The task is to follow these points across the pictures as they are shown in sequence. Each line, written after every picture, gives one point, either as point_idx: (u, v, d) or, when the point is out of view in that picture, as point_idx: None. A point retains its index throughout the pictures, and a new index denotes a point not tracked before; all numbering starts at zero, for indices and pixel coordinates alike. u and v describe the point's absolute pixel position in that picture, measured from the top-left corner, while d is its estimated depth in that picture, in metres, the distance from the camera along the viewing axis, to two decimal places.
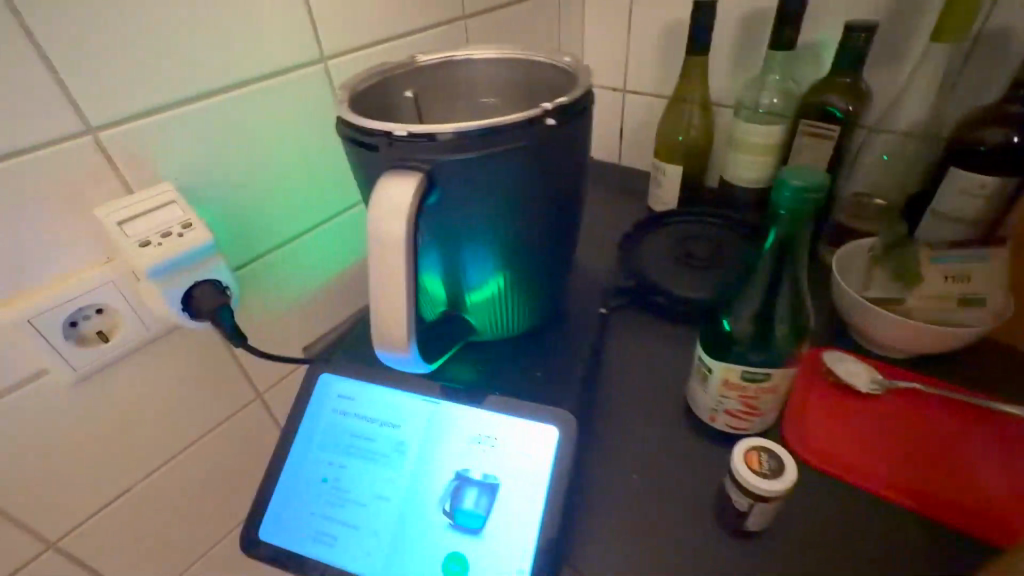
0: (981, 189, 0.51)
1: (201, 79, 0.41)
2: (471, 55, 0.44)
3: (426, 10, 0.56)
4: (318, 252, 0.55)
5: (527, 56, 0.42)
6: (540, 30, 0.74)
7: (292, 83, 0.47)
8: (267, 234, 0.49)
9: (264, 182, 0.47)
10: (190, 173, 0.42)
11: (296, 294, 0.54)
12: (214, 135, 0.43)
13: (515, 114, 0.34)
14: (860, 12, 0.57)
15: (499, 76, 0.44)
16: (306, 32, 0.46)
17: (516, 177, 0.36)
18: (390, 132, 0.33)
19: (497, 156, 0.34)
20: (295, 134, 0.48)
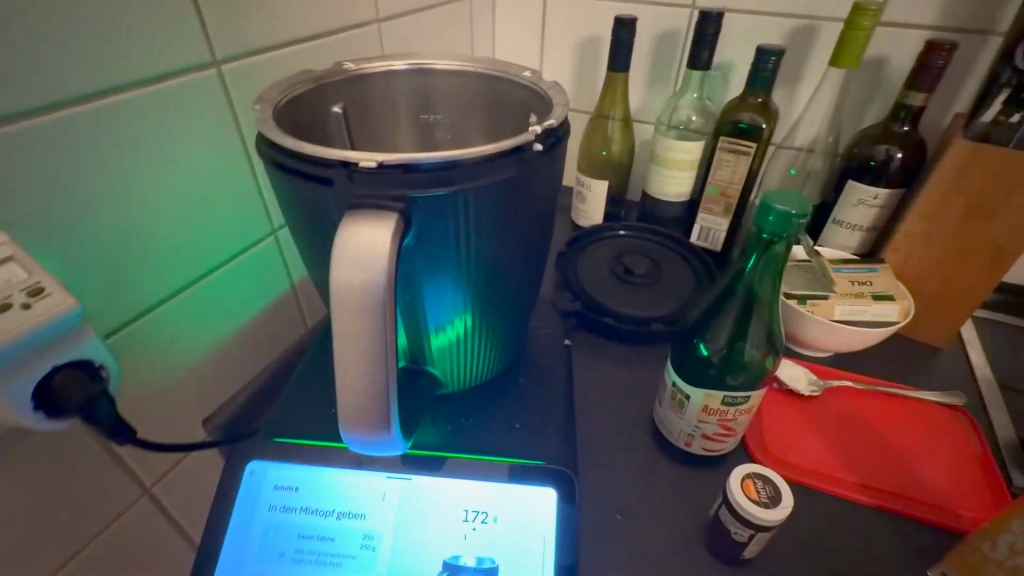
0: (874, 200, 0.57)
1: (47, 86, 0.29)
2: (413, 66, 0.37)
3: (337, 10, 0.48)
4: (221, 303, 0.44)
5: (482, 70, 0.37)
6: (454, 38, 0.68)
7: (176, 94, 0.36)
8: (151, 287, 0.38)
9: (144, 219, 0.36)
10: (33, 215, 0.30)
11: (194, 357, 0.43)
12: (68, 161, 0.31)
13: (501, 140, 0.29)
14: (764, 38, 0.62)
15: (447, 89, 0.39)
16: (193, 28, 0.36)
17: (500, 212, 0.31)
18: (351, 163, 0.26)
19: (484, 189, 0.29)
20: (184, 157, 0.38)
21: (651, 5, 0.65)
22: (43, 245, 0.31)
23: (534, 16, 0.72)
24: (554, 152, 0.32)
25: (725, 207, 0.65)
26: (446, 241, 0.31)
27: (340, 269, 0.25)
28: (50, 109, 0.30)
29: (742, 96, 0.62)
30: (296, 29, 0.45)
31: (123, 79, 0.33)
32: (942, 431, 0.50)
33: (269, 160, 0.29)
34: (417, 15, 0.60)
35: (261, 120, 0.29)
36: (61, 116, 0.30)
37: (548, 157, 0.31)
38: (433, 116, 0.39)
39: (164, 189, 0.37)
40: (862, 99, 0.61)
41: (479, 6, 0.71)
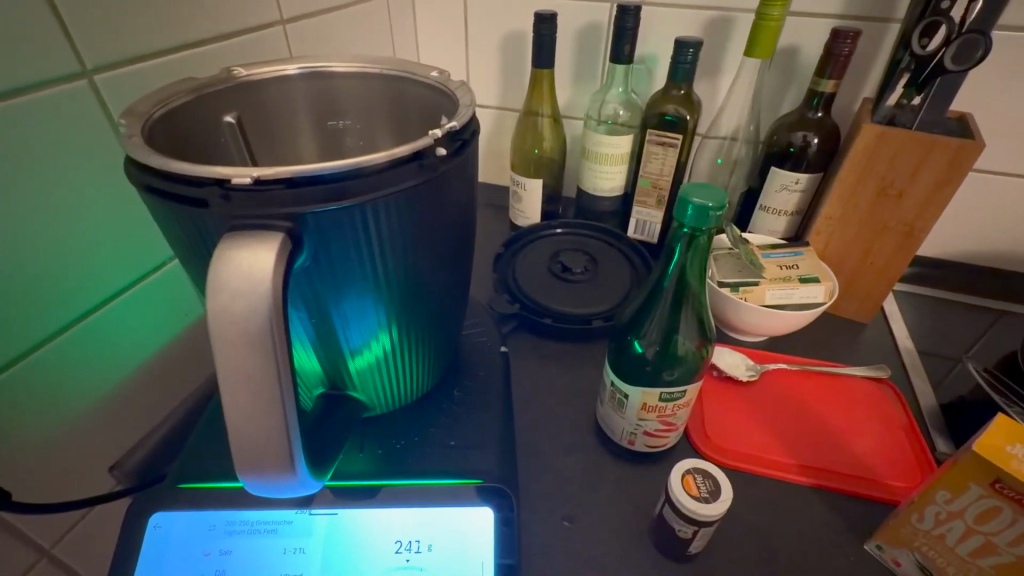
0: (796, 185, 0.60)
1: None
2: (312, 68, 0.35)
3: (232, 11, 0.45)
4: (120, 336, 0.40)
5: (386, 70, 0.35)
6: (374, 38, 0.66)
7: (40, 108, 0.32)
8: (25, 328, 0.34)
9: (11, 255, 0.32)
10: None
11: (89, 399, 0.38)
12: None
13: (398, 146, 0.27)
14: (682, 30, 0.63)
15: (352, 93, 0.36)
16: (54, 35, 0.32)
17: (405, 223, 0.29)
18: (225, 180, 0.24)
19: (384, 200, 0.27)
20: (56, 180, 0.34)
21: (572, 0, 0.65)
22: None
23: (456, 13, 0.70)
24: (462, 157, 0.30)
25: (657, 199, 0.66)
26: (349, 258, 0.28)
27: (221, 299, 0.22)
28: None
29: (665, 89, 0.62)
30: (183, 33, 0.41)
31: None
32: (873, 406, 0.52)
33: (137, 181, 0.26)
34: (328, 14, 0.57)
35: (127, 134, 0.26)
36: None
37: (455, 162, 0.30)
38: (340, 121, 0.37)
39: (32, 220, 0.33)
40: (779, 87, 0.63)
41: (398, 5, 0.69)
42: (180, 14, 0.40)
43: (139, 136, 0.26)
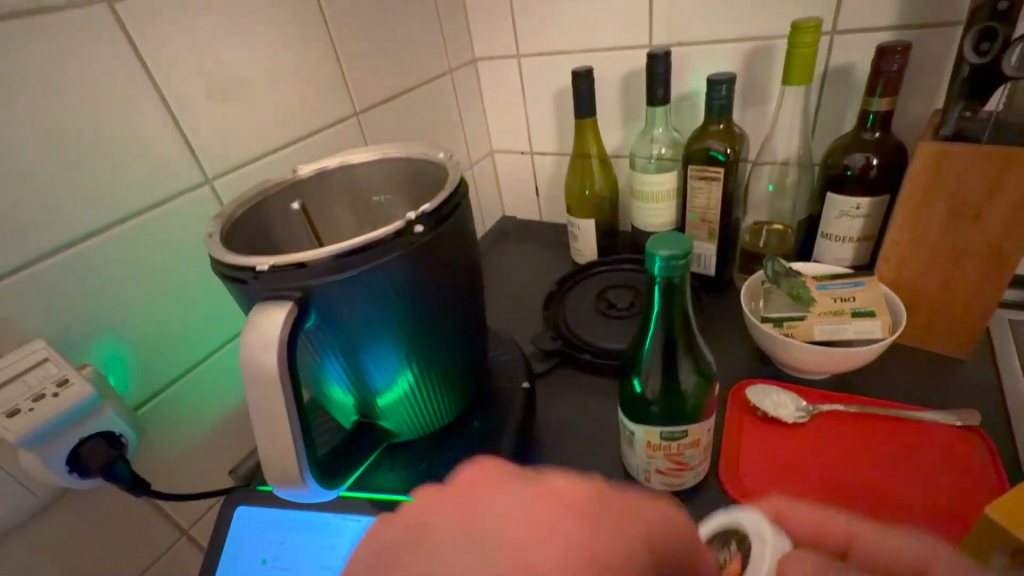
0: (857, 210, 0.56)
1: (69, 225, 0.40)
2: (355, 160, 0.45)
3: (313, 115, 0.58)
4: (232, 370, 0.54)
5: (406, 155, 0.44)
6: (442, 110, 0.76)
7: (175, 211, 0.46)
8: (167, 366, 0.48)
9: (159, 313, 0.46)
10: (72, 323, 0.41)
11: (211, 418, 0.52)
12: (88, 281, 0.41)
13: (382, 229, 0.35)
14: (721, 63, 0.63)
15: (384, 175, 0.45)
16: (184, 159, 0.47)
17: (396, 288, 0.36)
18: (254, 267, 0.33)
19: (370, 271, 0.34)
20: (185, 260, 0.48)
21: (609, 50, 0.69)
22: (70, 345, 0.41)
23: (510, 75, 0.78)
24: (438, 230, 0.37)
25: (709, 231, 0.65)
26: (355, 319, 0.36)
27: (248, 352, 0.31)
28: (72, 244, 0.40)
29: (702, 126, 0.62)
30: (275, 140, 0.54)
31: (130, 209, 0.43)
32: (946, 462, 0.45)
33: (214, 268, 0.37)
34: (394, 99, 0.69)
35: (215, 232, 0.37)
36: (80, 248, 0.40)
37: (432, 236, 0.36)
38: (380, 197, 0.46)
39: (169, 291, 0.47)
40: (835, 107, 0.60)
41: (462, 78, 0.79)
42: (271, 126, 0.54)
43: (219, 235, 0.37)
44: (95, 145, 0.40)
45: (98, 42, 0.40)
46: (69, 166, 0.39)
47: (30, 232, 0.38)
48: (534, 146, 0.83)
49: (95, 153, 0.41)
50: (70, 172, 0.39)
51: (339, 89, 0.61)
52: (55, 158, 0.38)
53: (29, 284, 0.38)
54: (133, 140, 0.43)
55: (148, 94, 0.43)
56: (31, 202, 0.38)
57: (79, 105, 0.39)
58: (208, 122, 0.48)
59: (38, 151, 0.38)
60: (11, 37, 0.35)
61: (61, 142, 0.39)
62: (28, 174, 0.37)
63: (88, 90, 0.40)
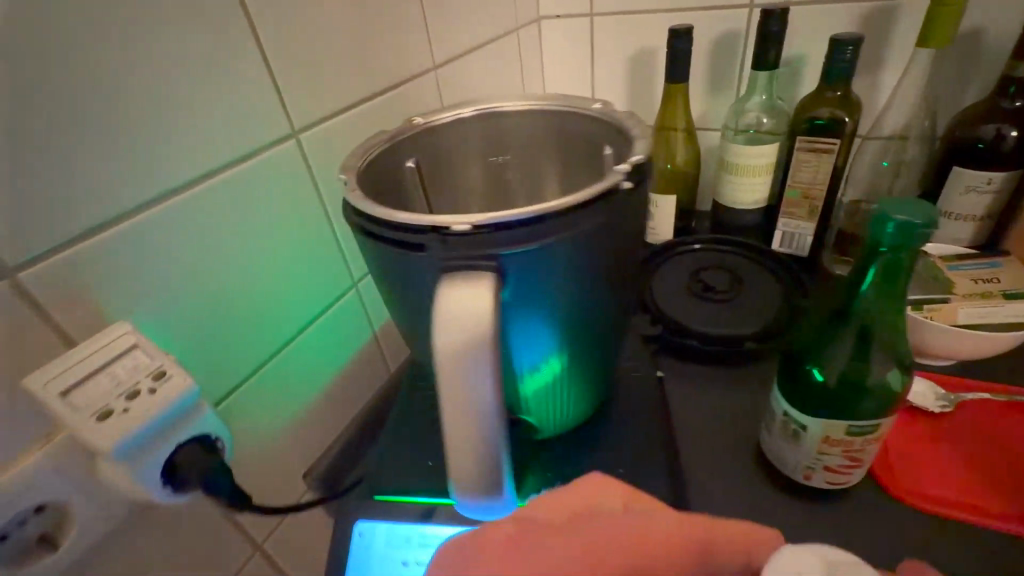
0: (987, 185, 0.52)
1: (153, 177, 0.32)
2: (483, 110, 0.38)
3: (399, 65, 0.50)
4: (316, 354, 0.47)
5: (546, 108, 0.38)
6: (510, 73, 0.69)
7: (262, 167, 0.39)
8: (254, 349, 0.41)
9: (247, 287, 0.39)
10: (156, 298, 0.33)
11: (293, 407, 0.45)
12: (173, 249, 0.34)
13: (587, 189, 0.29)
14: (832, 26, 0.58)
15: (514, 130, 0.39)
16: (272, 105, 0.39)
17: (588, 262, 0.30)
18: (445, 228, 0.27)
19: (574, 239, 0.28)
20: (273, 225, 0.41)
21: (703, 10, 0.63)
22: (155, 327, 0.34)
23: (583, 38, 0.71)
24: (642, 190, 0.31)
25: (810, 209, 0.61)
26: (541, 298, 0.31)
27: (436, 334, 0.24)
28: (157, 201, 0.32)
29: (817, 93, 0.58)
30: (362, 91, 0.46)
31: (218, 162, 0.36)
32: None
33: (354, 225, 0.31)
34: (471, 55, 0.61)
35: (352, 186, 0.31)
36: (165, 207, 0.33)
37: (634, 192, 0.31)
38: (502, 157, 0.40)
39: (254, 264, 0.40)
40: (956, 77, 0.56)
41: (529, 38, 0.72)
42: (358, 74, 0.46)
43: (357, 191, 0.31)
44: (184, 78, 0.33)
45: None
46: (147, 102, 0.31)
47: (111, 184, 0.30)
48: None
49: (183, 89, 0.33)
50: (157, 110, 0.32)
51: (423, 38, 0.53)
52: (137, 93, 0.31)
53: (111, 249, 0.31)
54: (219, 78, 0.35)
55: (236, 17, 0.35)
56: (114, 145, 0.30)
57: (169, 24, 0.32)
58: (297, 60, 0.40)
59: (125, 80, 0.30)
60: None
61: (148, 68, 0.31)
62: (112, 108, 0.30)
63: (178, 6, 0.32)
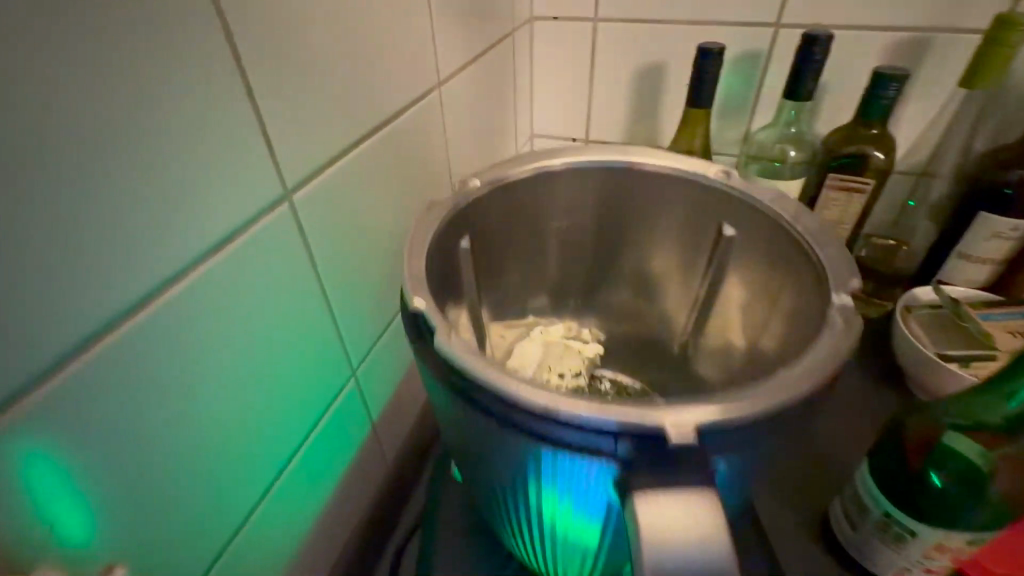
0: (1012, 232, 0.51)
1: (102, 293, 0.21)
2: (553, 167, 0.40)
3: (399, 89, 0.38)
4: (316, 466, 0.37)
5: (631, 167, 0.41)
6: (504, 83, 0.58)
7: (252, 248, 0.28)
8: (246, 492, 0.31)
9: (238, 418, 0.29)
10: (106, 470, 0.23)
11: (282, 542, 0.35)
12: (133, 392, 0.23)
13: (800, 370, 0.25)
14: (862, 58, 0.54)
15: (578, 188, 0.42)
16: (261, 157, 0.27)
17: (776, 453, 0.27)
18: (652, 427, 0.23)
19: (776, 440, 0.25)
20: (273, 323, 0.30)
21: (723, 24, 0.56)
22: (107, 508, 0.23)
23: (582, 44, 0.62)
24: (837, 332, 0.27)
25: None
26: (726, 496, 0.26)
27: None
28: (109, 328, 0.22)
29: (850, 127, 0.53)
30: (364, 121, 0.35)
31: (197, 252, 0.25)
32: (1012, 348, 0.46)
33: (448, 382, 0.26)
34: (473, 68, 0.50)
35: (448, 343, 0.26)
36: (121, 334, 0.22)
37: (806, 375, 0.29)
38: (563, 222, 0.43)
39: (242, 381, 0.29)
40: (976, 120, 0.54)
41: (523, 42, 0.61)
42: (359, 98, 0.34)
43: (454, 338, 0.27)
44: (145, 137, 0.22)
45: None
46: (91, 180, 0.20)
47: (38, 319, 0.19)
48: (593, 134, 0.68)
49: (145, 154, 0.22)
50: (106, 191, 0.21)
51: (427, 47, 0.41)
52: (77, 167, 0.19)
53: (36, 419, 0.20)
54: (196, 128, 0.24)
55: (213, 34, 0.24)
56: (40, 257, 0.19)
57: (124, 49, 0.20)
58: (288, 88, 0.28)
59: (53, 152, 0.19)
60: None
61: (91, 129, 0.20)
62: (32, 201, 0.18)
63: (131, 23, 0.20)
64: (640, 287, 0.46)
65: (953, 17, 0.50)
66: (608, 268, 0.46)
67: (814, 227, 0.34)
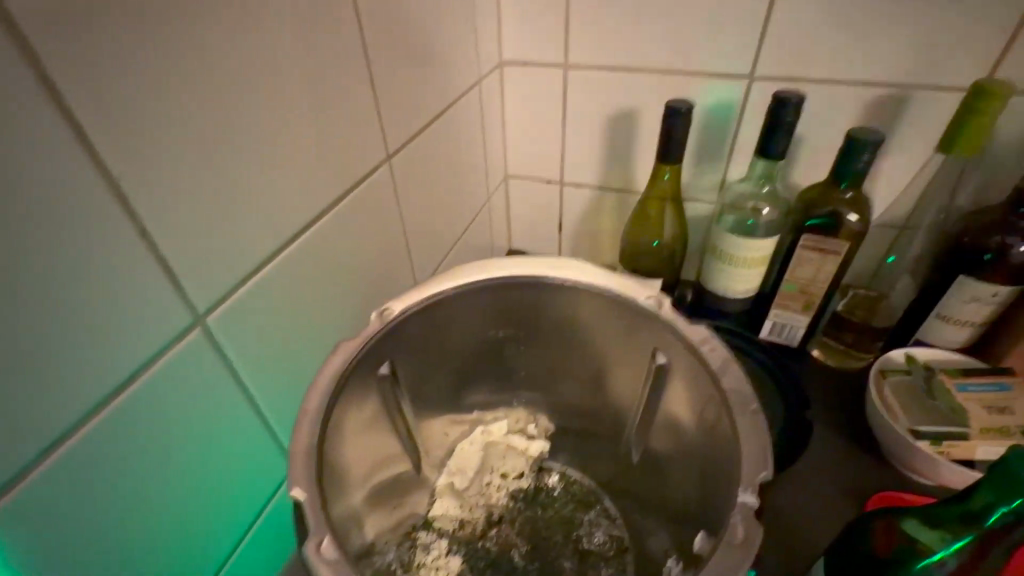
0: (992, 298, 0.48)
1: (30, 435, 0.22)
2: (465, 288, 0.38)
3: (328, 175, 0.36)
4: (252, 565, 0.38)
5: (560, 284, 0.39)
6: (466, 131, 0.55)
7: (152, 384, 0.27)
8: None
9: (147, 552, 0.29)
10: None
11: None
12: (65, 510, 0.24)
13: (737, 546, 0.26)
14: (843, 111, 0.50)
15: (500, 303, 0.40)
16: (163, 285, 0.26)
17: None
18: None
19: None
20: (184, 456, 0.30)
21: (696, 75, 0.52)
22: None
23: (551, 87, 0.58)
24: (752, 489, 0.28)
25: (807, 303, 0.55)
26: None
27: None
28: (34, 466, 0.23)
29: (825, 187, 0.52)
30: (281, 234, 0.33)
31: (119, 380, 0.25)
32: None
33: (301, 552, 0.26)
34: (430, 128, 0.47)
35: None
36: (55, 464, 0.23)
37: (709, 547, 0.28)
38: (498, 331, 0.42)
39: (173, 490, 0.30)
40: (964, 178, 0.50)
41: (490, 86, 0.58)
42: (258, 211, 0.31)
43: (327, 559, 0.25)
44: (33, 297, 0.21)
45: (1, 90, 0.19)
46: None
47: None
48: (565, 177, 0.64)
49: (58, 309, 0.22)
50: (24, 352, 0.21)
51: (371, 124, 0.39)
52: None
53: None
54: (84, 279, 0.23)
55: (85, 165, 0.22)
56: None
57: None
58: (189, 219, 0.27)
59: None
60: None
61: (11, 294, 0.20)
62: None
63: None
64: (563, 389, 0.45)
65: (929, 72, 0.46)
66: (541, 365, 0.44)
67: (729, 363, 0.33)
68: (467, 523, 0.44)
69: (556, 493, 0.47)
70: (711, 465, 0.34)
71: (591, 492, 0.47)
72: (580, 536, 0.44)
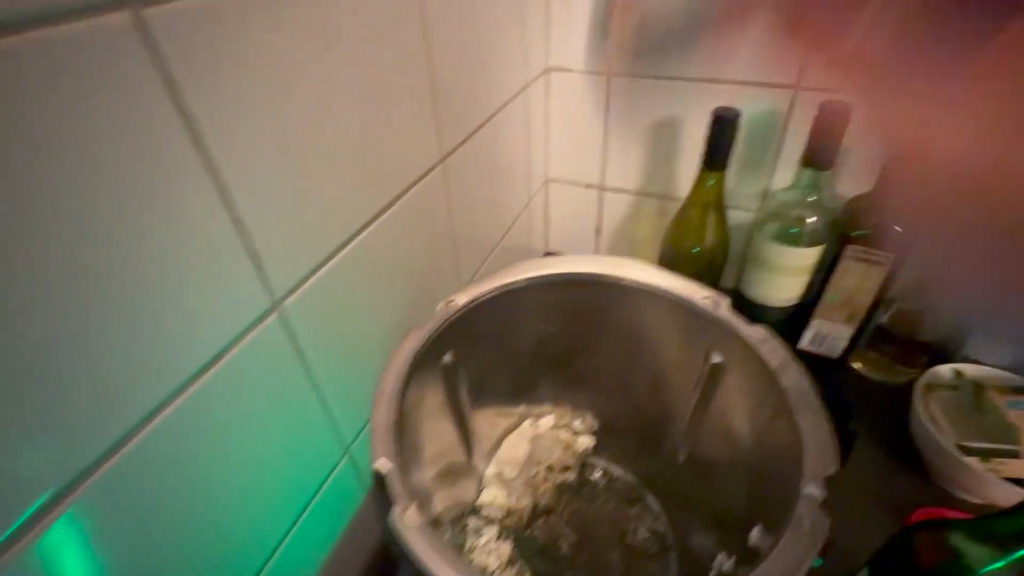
0: None
1: (124, 411, 0.24)
2: (522, 284, 0.40)
3: (390, 173, 0.38)
4: (307, 542, 0.40)
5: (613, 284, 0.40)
6: (512, 134, 0.56)
7: (234, 361, 0.29)
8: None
9: (223, 519, 0.31)
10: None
11: None
12: (142, 489, 0.26)
13: (798, 537, 0.27)
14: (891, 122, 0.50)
15: (550, 300, 0.41)
16: (247, 268, 0.28)
17: None
18: None
19: None
20: (257, 430, 0.32)
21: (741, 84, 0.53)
22: None
23: (596, 93, 0.59)
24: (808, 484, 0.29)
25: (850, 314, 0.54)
26: None
27: None
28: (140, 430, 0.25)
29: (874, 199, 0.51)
30: (348, 228, 0.35)
31: (208, 355, 0.27)
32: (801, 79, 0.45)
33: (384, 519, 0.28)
34: (479, 131, 0.49)
35: (411, 539, 0.27)
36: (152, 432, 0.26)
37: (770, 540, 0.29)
38: (546, 327, 0.43)
39: (236, 473, 0.31)
40: None
41: (536, 92, 0.59)
42: (331, 205, 0.33)
43: (408, 523, 0.27)
44: (146, 275, 0.23)
45: (131, 89, 0.21)
46: (87, 334, 0.22)
47: (75, 439, 0.22)
48: (606, 181, 0.65)
49: (165, 287, 0.24)
50: (137, 324, 0.24)
51: (429, 126, 0.41)
52: (87, 327, 0.22)
53: (64, 523, 0.23)
54: (187, 261, 0.25)
55: (192, 159, 0.24)
56: (52, 397, 0.21)
57: (119, 201, 0.22)
58: (272, 211, 0.29)
59: (76, 303, 0.21)
60: (33, 99, 0.18)
61: (114, 276, 0.22)
62: (82, 342, 0.22)
63: (112, 158, 0.21)
64: (607, 386, 0.46)
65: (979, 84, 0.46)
66: (585, 362, 0.45)
67: (780, 364, 0.34)
68: (513, 512, 0.45)
69: (598, 488, 0.48)
70: (764, 462, 0.34)
71: (633, 488, 0.48)
72: (624, 531, 0.45)
